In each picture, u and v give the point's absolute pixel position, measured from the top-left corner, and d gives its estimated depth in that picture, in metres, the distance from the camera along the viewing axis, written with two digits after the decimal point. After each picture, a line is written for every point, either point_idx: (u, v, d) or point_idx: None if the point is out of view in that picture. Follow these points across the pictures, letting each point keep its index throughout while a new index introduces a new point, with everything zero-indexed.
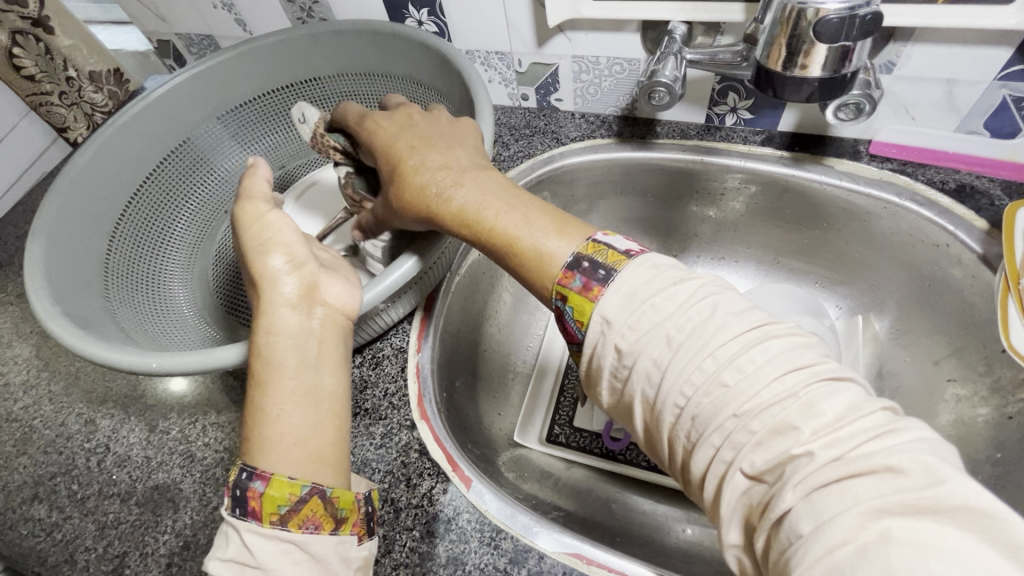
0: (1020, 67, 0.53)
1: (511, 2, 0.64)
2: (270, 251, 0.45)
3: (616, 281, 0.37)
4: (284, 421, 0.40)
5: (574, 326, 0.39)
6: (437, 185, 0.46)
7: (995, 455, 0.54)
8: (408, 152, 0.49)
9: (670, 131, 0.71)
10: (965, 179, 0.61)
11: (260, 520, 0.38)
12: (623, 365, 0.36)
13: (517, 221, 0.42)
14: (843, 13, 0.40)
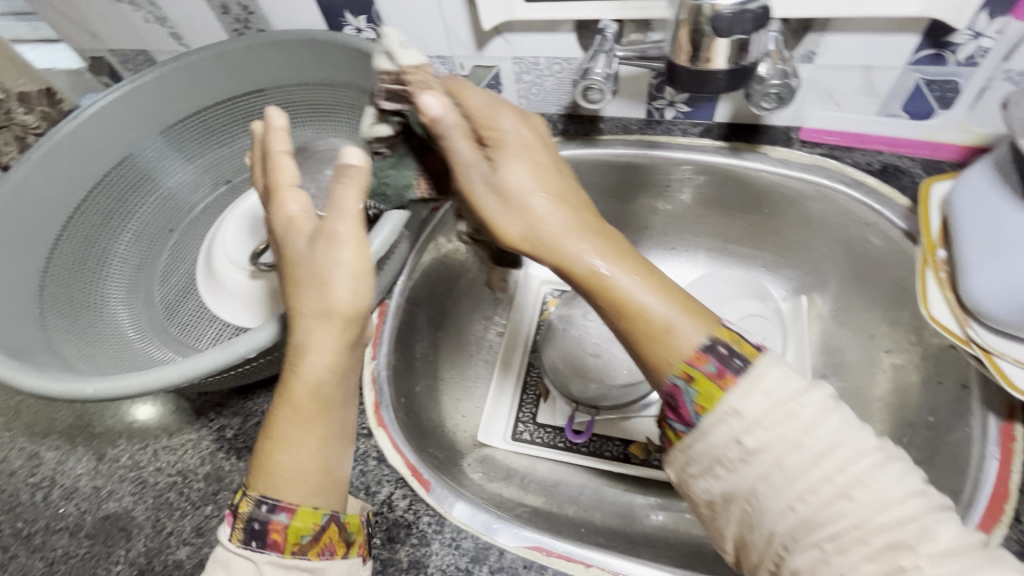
0: (929, 52, 0.56)
1: (447, 7, 0.65)
2: (343, 287, 0.40)
3: (751, 375, 0.36)
4: (321, 461, 0.42)
5: (688, 408, 0.38)
6: (573, 235, 0.41)
7: (929, 419, 0.56)
8: (546, 187, 0.42)
9: (613, 128, 0.73)
10: (888, 160, 0.65)
11: (279, 550, 0.39)
12: (729, 454, 0.36)
13: (651, 288, 0.40)
14: (734, 9, 0.42)
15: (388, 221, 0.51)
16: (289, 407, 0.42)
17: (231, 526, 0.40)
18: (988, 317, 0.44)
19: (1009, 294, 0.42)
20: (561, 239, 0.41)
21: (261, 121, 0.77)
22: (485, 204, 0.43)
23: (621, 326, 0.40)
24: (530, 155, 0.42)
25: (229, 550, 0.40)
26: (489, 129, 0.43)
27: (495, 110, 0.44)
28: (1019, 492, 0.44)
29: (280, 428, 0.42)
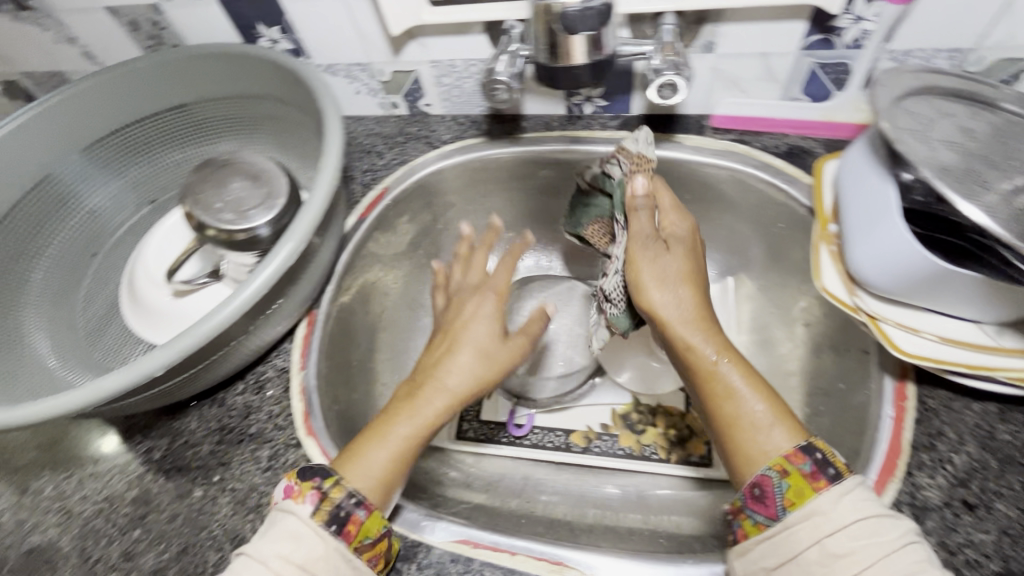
0: (818, 37, 0.59)
1: (357, 14, 0.65)
2: (466, 350, 0.56)
3: (844, 488, 0.41)
4: (400, 471, 0.50)
5: (777, 501, 0.42)
6: (692, 319, 0.50)
7: (840, 385, 0.58)
8: (692, 278, 0.52)
9: (536, 125, 0.74)
10: (794, 142, 0.68)
11: (347, 542, 0.44)
12: (811, 557, 0.39)
13: (747, 388, 0.47)
14: (578, 6, 0.43)
15: (290, 243, 0.50)
16: (410, 418, 0.53)
17: (309, 503, 0.44)
18: (869, 285, 0.47)
19: (883, 263, 0.44)
20: (689, 320, 0.50)
21: (184, 137, 0.76)
22: (648, 278, 0.52)
23: (719, 406, 0.47)
24: (691, 252, 0.54)
25: (300, 524, 0.43)
26: (670, 228, 0.56)
27: (676, 212, 0.57)
28: (911, 449, 0.46)
29: (390, 428, 0.52)
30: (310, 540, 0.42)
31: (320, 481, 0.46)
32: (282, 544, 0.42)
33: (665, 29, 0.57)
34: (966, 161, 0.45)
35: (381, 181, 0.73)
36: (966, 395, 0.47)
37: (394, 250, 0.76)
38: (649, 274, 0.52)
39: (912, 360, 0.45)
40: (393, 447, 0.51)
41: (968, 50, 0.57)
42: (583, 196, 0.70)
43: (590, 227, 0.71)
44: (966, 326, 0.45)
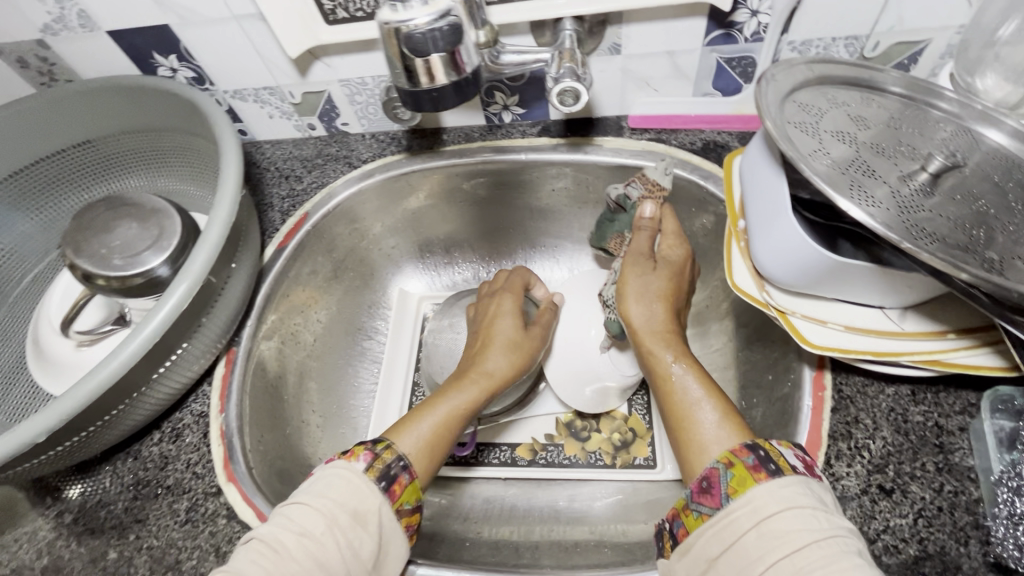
0: (719, 32, 0.59)
1: (254, 37, 0.61)
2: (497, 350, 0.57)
3: (784, 480, 0.37)
4: (440, 445, 0.49)
5: (722, 491, 0.38)
6: (663, 331, 0.50)
7: (768, 377, 0.58)
8: (668, 298, 0.51)
9: (456, 137, 0.72)
10: (710, 137, 0.68)
11: (391, 501, 0.44)
12: (748, 544, 0.35)
13: (701, 402, 0.45)
14: (423, 28, 0.43)
15: (182, 281, 0.49)
16: (461, 392, 0.52)
17: (361, 461, 0.44)
18: (774, 280, 0.47)
19: (782, 259, 0.45)
20: (660, 331, 0.50)
21: (91, 175, 0.72)
22: (631, 292, 0.52)
23: (672, 411, 0.46)
24: (677, 272, 0.53)
25: (354, 478, 0.43)
26: (667, 252, 0.54)
27: (675, 236, 0.55)
28: (829, 439, 0.46)
29: (428, 410, 0.50)
30: (361, 493, 0.42)
31: (372, 443, 0.46)
32: (333, 494, 0.42)
33: (564, 35, 0.57)
34: (856, 152, 0.45)
35: (301, 206, 0.71)
36: (879, 380, 0.48)
37: (322, 276, 0.74)
38: (635, 285, 0.52)
39: (821, 352, 0.46)
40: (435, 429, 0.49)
41: (864, 36, 0.58)
42: (609, 209, 0.63)
43: (613, 241, 0.64)
44: (872, 312, 0.46)
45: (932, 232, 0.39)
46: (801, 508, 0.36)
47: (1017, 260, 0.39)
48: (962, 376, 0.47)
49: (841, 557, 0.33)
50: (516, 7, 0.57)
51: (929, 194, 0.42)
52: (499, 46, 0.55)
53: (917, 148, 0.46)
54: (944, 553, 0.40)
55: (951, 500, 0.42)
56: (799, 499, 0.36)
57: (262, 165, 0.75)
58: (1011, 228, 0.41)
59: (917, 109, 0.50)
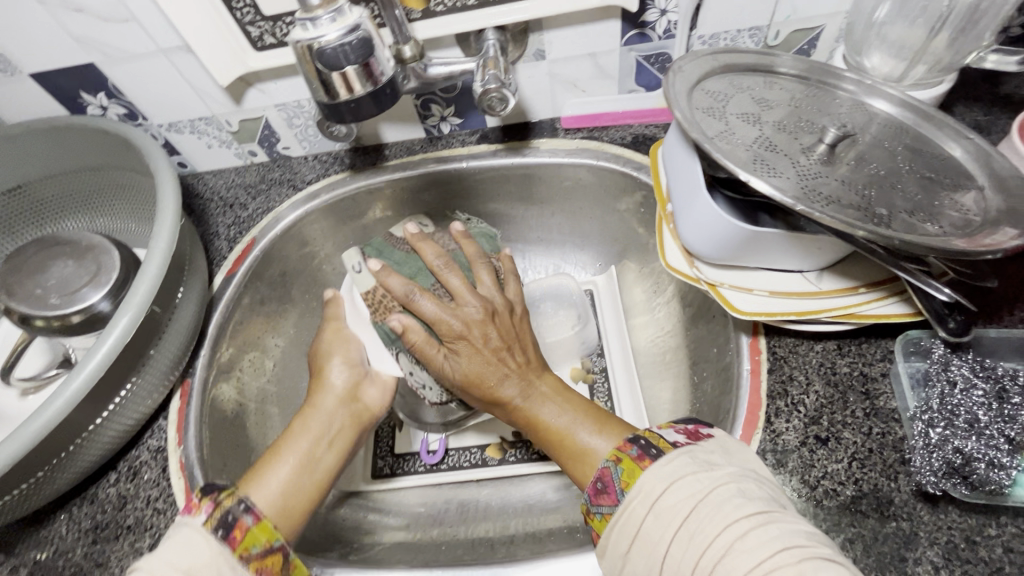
0: (634, 32, 0.62)
1: (184, 69, 0.62)
2: (331, 360, 0.58)
3: (665, 459, 0.40)
4: (274, 483, 0.49)
5: (616, 487, 0.41)
6: (502, 388, 0.51)
7: (712, 350, 0.61)
8: (492, 358, 0.51)
9: (398, 151, 0.74)
10: (639, 131, 0.71)
11: (233, 549, 0.42)
12: (648, 527, 0.37)
13: (568, 423, 0.49)
14: (335, 44, 0.45)
15: (124, 315, 0.49)
16: (299, 438, 0.53)
17: (202, 513, 0.43)
18: (702, 256, 0.51)
19: (705, 234, 0.48)
20: (503, 392, 0.51)
21: (18, 224, 0.69)
22: (447, 365, 0.52)
23: (554, 446, 0.50)
24: (474, 338, 0.51)
25: (190, 534, 0.42)
26: (461, 307, 0.52)
27: (474, 275, 0.55)
28: (768, 398, 0.49)
29: (276, 461, 0.51)
30: (197, 547, 0.41)
31: (218, 494, 0.45)
32: (171, 552, 0.40)
33: (487, 45, 0.59)
34: (761, 131, 0.49)
35: (248, 232, 0.71)
36: (808, 339, 0.51)
37: (275, 301, 0.73)
38: (449, 360, 0.52)
39: (751, 318, 0.49)
40: (290, 460, 0.51)
41: (765, 27, 0.62)
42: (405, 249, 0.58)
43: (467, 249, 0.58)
44: (794, 276, 0.50)
45: (829, 196, 0.43)
46: (682, 478, 0.38)
47: (907, 214, 0.43)
48: (880, 327, 0.51)
49: (725, 505, 0.36)
50: (439, 22, 0.59)
51: (829, 163, 0.46)
52: (426, 59, 0.57)
53: (815, 123, 0.50)
54: (877, 490, 0.43)
55: (880, 441, 0.45)
56: (682, 471, 0.39)
57: (205, 196, 0.74)
58: (901, 187, 0.45)
59: (815, 89, 0.55)
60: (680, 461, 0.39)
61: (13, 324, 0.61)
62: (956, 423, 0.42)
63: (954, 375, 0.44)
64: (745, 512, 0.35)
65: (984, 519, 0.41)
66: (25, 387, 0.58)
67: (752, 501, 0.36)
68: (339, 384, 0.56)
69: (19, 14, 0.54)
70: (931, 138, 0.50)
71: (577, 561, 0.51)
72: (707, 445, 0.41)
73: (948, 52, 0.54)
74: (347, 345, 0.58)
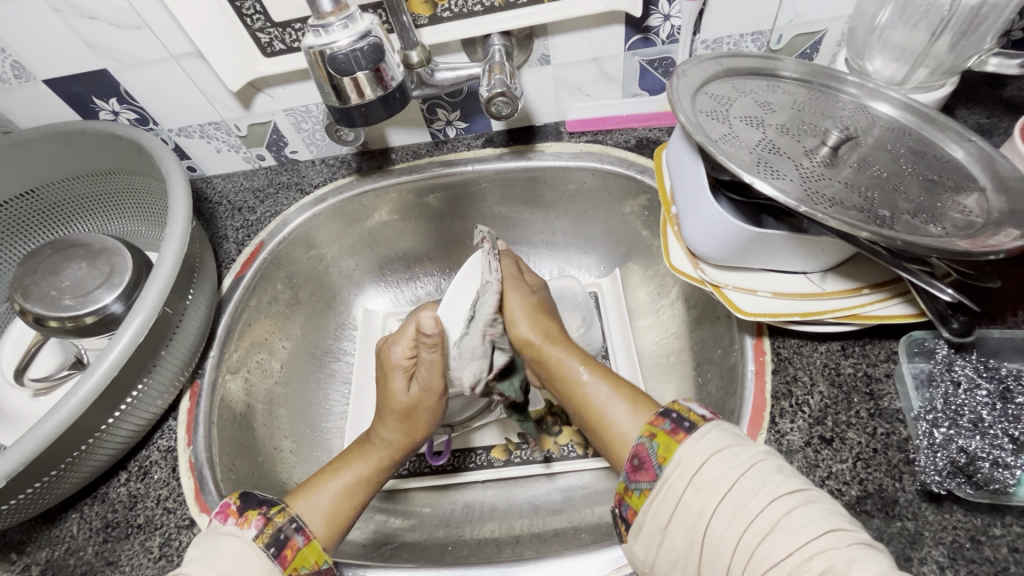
0: (637, 37, 0.63)
1: (195, 74, 0.63)
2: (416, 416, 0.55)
3: (699, 432, 0.40)
4: (318, 503, 0.49)
5: (653, 463, 0.41)
6: (543, 341, 0.58)
7: (716, 352, 0.61)
8: (547, 324, 0.59)
9: (404, 155, 0.75)
10: (642, 135, 0.72)
11: (283, 567, 0.43)
12: (688, 501, 0.38)
13: (607, 394, 0.51)
14: (346, 49, 0.46)
15: (138, 316, 0.49)
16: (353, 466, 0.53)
17: (253, 527, 0.44)
18: (706, 257, 0.51)
19: (710, 236, 0.49)
20: (545, 347, 0.57)
21: (32, 227, 0.70)
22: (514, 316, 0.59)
23: (590, 417, 0.51)
24: (541, 302, 0.61)
25: (239, 546, 0.43)
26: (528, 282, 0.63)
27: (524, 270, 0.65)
28: (772, 399, 0.49)
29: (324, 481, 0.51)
30: (247, 562, 0.42)
31: (266, 507, 0.46)
32: (220, 562, 0.41)
33: (493, 50, 0.60)
34: (764, 134, 0.49)
35: (256, 235, 0.72)
36: (812, 340, 0.52)
37: (283, 304, 0.74)
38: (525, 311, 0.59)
39: (755, 318, 0.49)
40: (338, 483, 0.51)
41: (768, 31, 0.63)
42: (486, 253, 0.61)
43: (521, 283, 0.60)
44: (798, 278, 0.50)
45: (832, 197, 0.43)
46: (722, 451, 0.39)
47: (910, 216, 0.43)
48: (882, 328, 0.51)
49: (765, 481, 0.37)
50: (446, 27, 0.60)
51: (832, 166, 0.47)
52: (433, 65, 0.58)
53: (818, 126, 0.51)
54: (882, 490, 0.44)
55: (884, 441, 0.46)
56: (719, 444, 0.39)
57: (214, 200, 0.75)
58: (904, 190, 0.45)
59: (818, 92, 0.55)
60: (721, 435, 0.40)
61: (27, 325, 0.62)
62: (959, 422, 0.43)
63: (958, 376, 0.45)
64: (787, 489, 0.36)
65: (989, 519, 0.41)
66: (38, 388, 0.59)
67: (790, 478, 0.37)
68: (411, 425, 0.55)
69: (35, 19, 0.55)
70: (933, 140, 0.50)
71: (583, 561, 0.51)
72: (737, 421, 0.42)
73: (950, 56, 0.54)
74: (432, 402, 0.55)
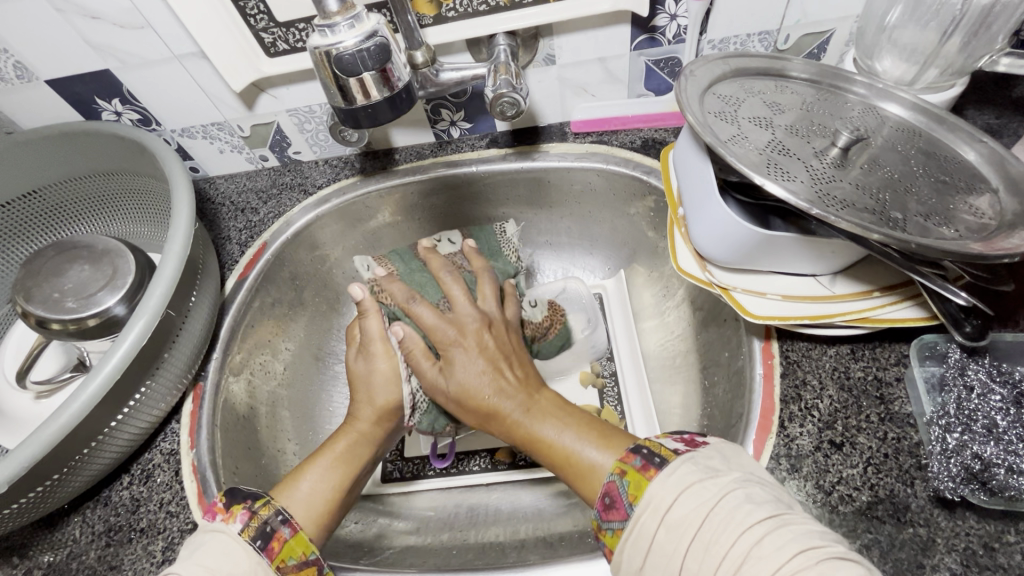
0: (644, 37, 0.62)
1: (198, 75, 0.62)
2: (374, 386, 0.57)
3: (670, 468, 0.40)
4: (304, 488, 0.50)
5: (624, 501, 0.40)
6: (501, 404, 0.50)
7: (723, 355, 0.61)
8: (492, 373, 0.51)
9: (408, 156, 0.74)
10: (648, 135, 0.71)
11: (269, 560, 0.43)
12: (661, 540, 0.37)
13: (570, 441, 0.47)
14: (352, 48, 0.45)
15: (140, 318, 0.49)
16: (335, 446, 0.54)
17: (238, 521, 0.44)
18: (714, 259, 0.51)
19: (718, 238, 0.48)
20: (502, 411, 0.50)
21: (34, 228, 0.70)
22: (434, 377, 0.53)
23: (558, 467, 0.47)
24: (480, 342, 0.52)
25: (227, 542, 0.43)
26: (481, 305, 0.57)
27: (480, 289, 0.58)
28: (781, 403, 0.49)
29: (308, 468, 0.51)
30: (234, 556, 0.42)
31: (252, 502, 0.46)
32: (209, 558, 0.41)
33: (498, 50, 0.59)
34: (773, 135, 0.49)
35: (259, 236, 0.71)
36: (821, 343, 0.51)
37: (286, 305, 0.73)
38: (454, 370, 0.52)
39: (763, 321, 0.49)
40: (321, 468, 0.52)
41: (775, 31, 0.62)
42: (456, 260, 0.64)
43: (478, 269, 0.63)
44: (807, 280, 0.50)
45: (843, 199, 0.43)
46: (691, 484, 0.38)
47: (922, 218, 0.42)
48: (893, 331, 0.50)
49: (737, 510, 0.36)
50: (451, 27, 0.60)
51: (842, 167, 0.46)
52: (438, 65, 0.58)
53: (828, 126, 0.50)
54: (893, 495, 0.43)
55: (895, 446, 0.45)
56: (690, 478, 0.39)
57: (217, 200, 0.75)
58: (915, 191, 0.45)
59: (827, 92, 0.55)
60: (690, 467, 0.39)
61: (29, 327, 0.62)
62: (973, 428, 0.42)
63: (971, 380, 0.44)
64: (758, 517, 0.36)
65: (1002, 526, 0.41)
66: (40, 390, 0.58)
67: (760, 505, 0.37)
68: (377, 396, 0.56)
69: (37, 20, 0.55)
70: (944, 141, 0.50)
71: (589, 566, 0.51)
72: (708, 452, 0.41)
73: (960, 56, 0.54)
74: (386, 374, 0.57)
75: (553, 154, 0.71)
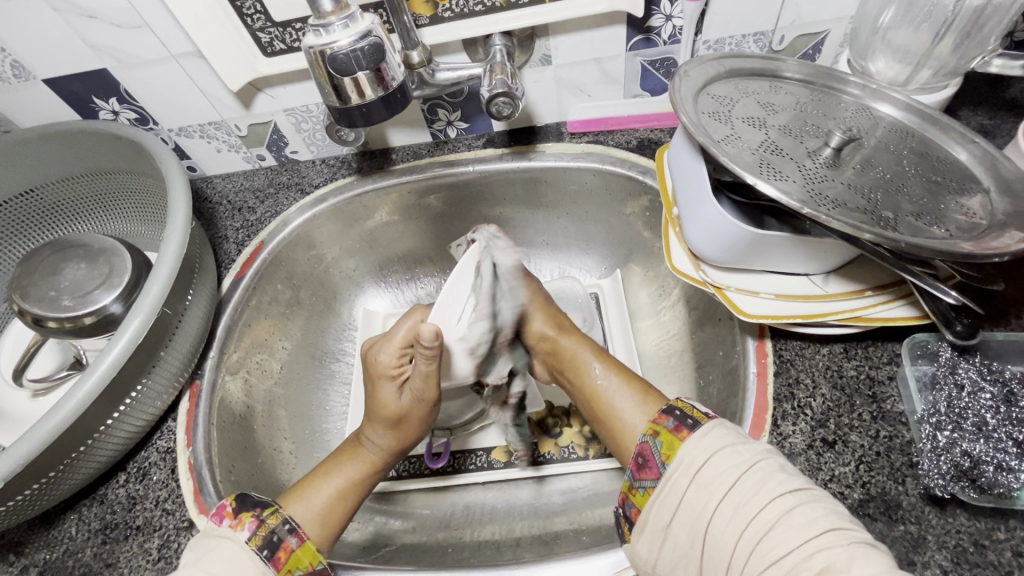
0: (639, 37, 0.62)
1: (195, 74, 0.62)
2: (402, 423, 0.54)
3: (702, 430, 0.42)
4: (311, 503, 0.49)
5: (657, 460, 0.43)
6: (563, 344, 0.60)
7: (718, 354, 0.61)
8: (553, 325, 0.61)
9: (405, 155, 0.75)
10: (644, 135, 0.71)
11: (278, 568, 0.43)
12: (692, 496, 0.40)
13: (613, 391, 0.53)
14: (347, 49, 0.45)
15: (137, 315, 0.49)
16: (348, 469, 0.53)
17: (246, 529, 0.44)
18: (708, 259, 0.51)
19: (712, 237, 0.49)
20: (559, 339, 0.61)
21: (31, 227, 0.70)
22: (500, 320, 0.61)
23: (596, 411, 0.54)
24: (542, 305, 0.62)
25: (234, 550, 0.43)
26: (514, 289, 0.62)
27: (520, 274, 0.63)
28: (774, 401, 0.49)
29: (318, 484, 0.51)
30: (241, 564, 0.42)
31: (260, 510, 0.46)
32: (215, 565, 0.41)
33: (494, 50, 0.60)
34: (766, 135, 0.49)
35: (256, 235, 0.72)
36: (814, 342, 0.52)
37: (283, 304, 0.74)
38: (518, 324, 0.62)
39: (757, 320, 0.49)
40: (332, 487, 0.51)
41: (770, 31, 0.63)
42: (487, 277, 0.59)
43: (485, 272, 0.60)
44: (800, 279, 0.50)
45: (834, 199, 0.43)
46: (724, 449, 0.41)
47: (914, 218, 0.43)
48: (885, 330, 0.51)
49: (768, 479, 0.38)
50: (447, 27, 0.60)
51: (835, 167, 0.47)
52: (433, 65, 0.58)
53: (821, 127, 0.51)
54: (885, 493, 0.43)
55: (887, 444, 0.45)
56: (722, 443, 0.41)
57: (214, 200, 0.75)
58: (907, 191, 0.45)
59: (821, 93, 0.55)
60: (725, 434, 0.42)
61: (25, 325, 0.62)
62: (963, 426, 0.42)
63: (962, 378, 0.44)
64: (787, 488, 0.38)
65: (992, 523, 0.41)
66: (37, 389, 0.59)
67: (792, 477, 0.39)
68: (404, 430, 0.54)
69: (34, 19, 0.55)
70: (936, 142, 0.50)
71: (583, 564, 0.51)
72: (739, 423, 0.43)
73: (953, 57, 0.54)
74: (417, 410, 0.54)
75: (549, 153, 0.72)
